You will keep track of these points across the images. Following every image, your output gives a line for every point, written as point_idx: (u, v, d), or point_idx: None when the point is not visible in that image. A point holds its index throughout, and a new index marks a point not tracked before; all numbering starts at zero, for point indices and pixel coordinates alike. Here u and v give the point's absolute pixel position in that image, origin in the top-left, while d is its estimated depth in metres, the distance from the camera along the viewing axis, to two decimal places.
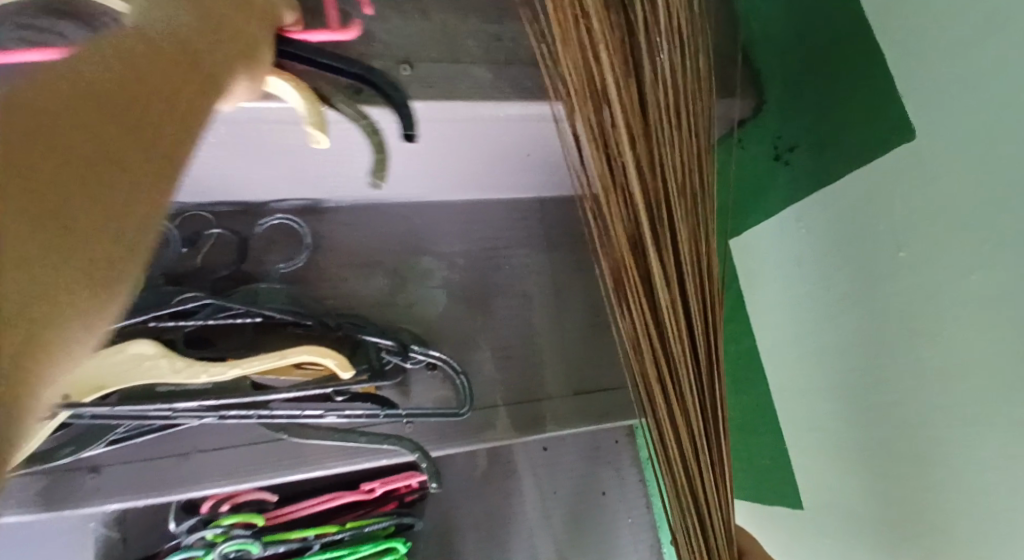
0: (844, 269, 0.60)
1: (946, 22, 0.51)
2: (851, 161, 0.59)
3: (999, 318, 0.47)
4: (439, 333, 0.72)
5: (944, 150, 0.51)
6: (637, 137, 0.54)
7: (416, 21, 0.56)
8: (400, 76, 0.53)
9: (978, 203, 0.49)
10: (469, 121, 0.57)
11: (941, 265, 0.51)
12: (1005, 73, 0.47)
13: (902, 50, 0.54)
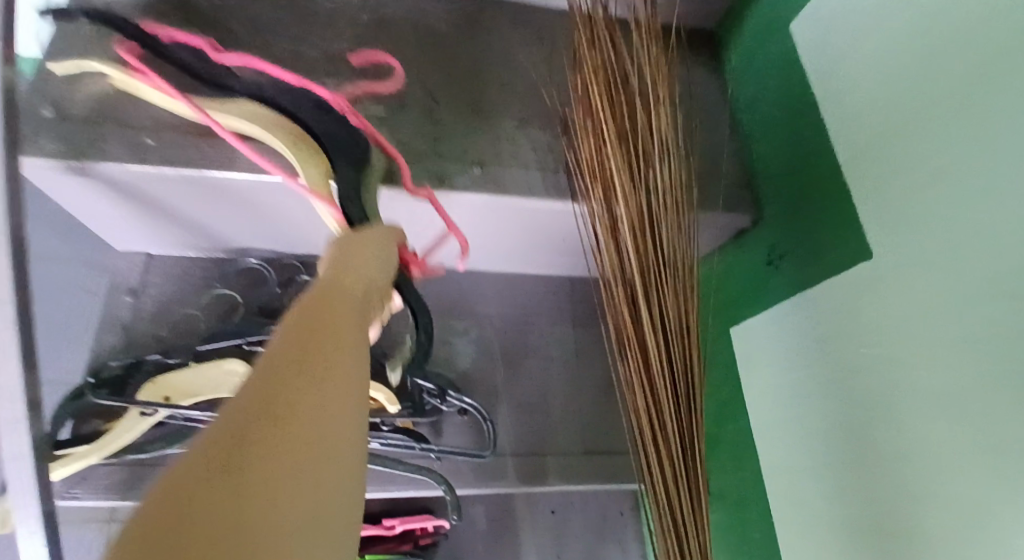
0: (829, 359, 0.65)
1: (903, 160, 0.58)
2: (827, 271, 0.65)
3: (953, 409, 0.52)
4: (470, 384, 0.82)
5: (907, 258, 0.57)
6: (637, 222, 0.63)
7: (483, 127, 0.70)
8: (471, 174, 0.66)
9: (939, 306, 0.54)
10: (520, 212, 0.70)
11: (912, 358, 0.56)
12: (944, 200, 0.54)
13: (868, 181, 0.61)
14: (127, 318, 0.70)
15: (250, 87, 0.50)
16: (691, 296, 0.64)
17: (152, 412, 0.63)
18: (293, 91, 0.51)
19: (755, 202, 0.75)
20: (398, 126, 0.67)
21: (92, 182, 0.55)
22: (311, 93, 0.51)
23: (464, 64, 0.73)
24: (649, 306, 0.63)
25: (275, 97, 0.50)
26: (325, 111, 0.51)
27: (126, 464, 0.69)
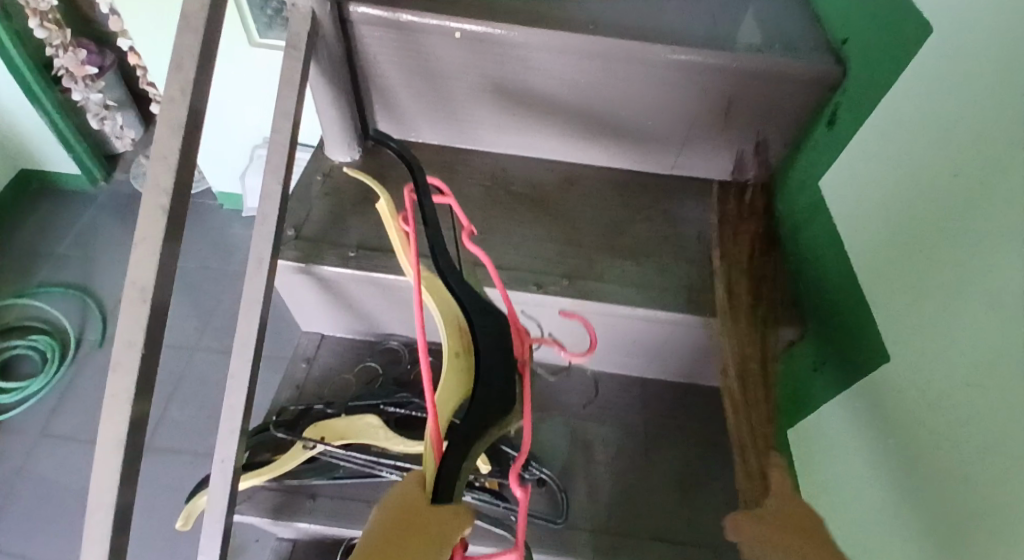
0: (888, 432, 0.67)
1: (934, 243, 0.62)
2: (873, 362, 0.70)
3: (996, 457, 0.52)
4: (554, 459, 0.92)
5: (948, 327, 0.59)
6: (724, 290, 0.76)
7: (562, 242, 0.83)
8: (557, 287, 0.78)
9: (976, 362, 0.55)
10: (604, 317, 0.80)
11: (957, 415, 0.57)
12: (955, 268, 0.59)
13: (911, 272, 0.65)
14: (301, 378, 0.94)
15: (465, 292, 0.67)
16: (762, 346, 0.73)
17: (311, 446, 0.83)
18: (486, 308, 0.66)
19: (804, 312, 0.80)
20: (502, 232, 0.83)
21: (307, 276, 0.81)
22: (499, 326, 0.65)
23: (551, 190, 0.89)
24: (744, 353, 0.72)
25: (474, 313, 0.66)
26: (499, 343, 0.63)
27: (279, 491, 0.87)
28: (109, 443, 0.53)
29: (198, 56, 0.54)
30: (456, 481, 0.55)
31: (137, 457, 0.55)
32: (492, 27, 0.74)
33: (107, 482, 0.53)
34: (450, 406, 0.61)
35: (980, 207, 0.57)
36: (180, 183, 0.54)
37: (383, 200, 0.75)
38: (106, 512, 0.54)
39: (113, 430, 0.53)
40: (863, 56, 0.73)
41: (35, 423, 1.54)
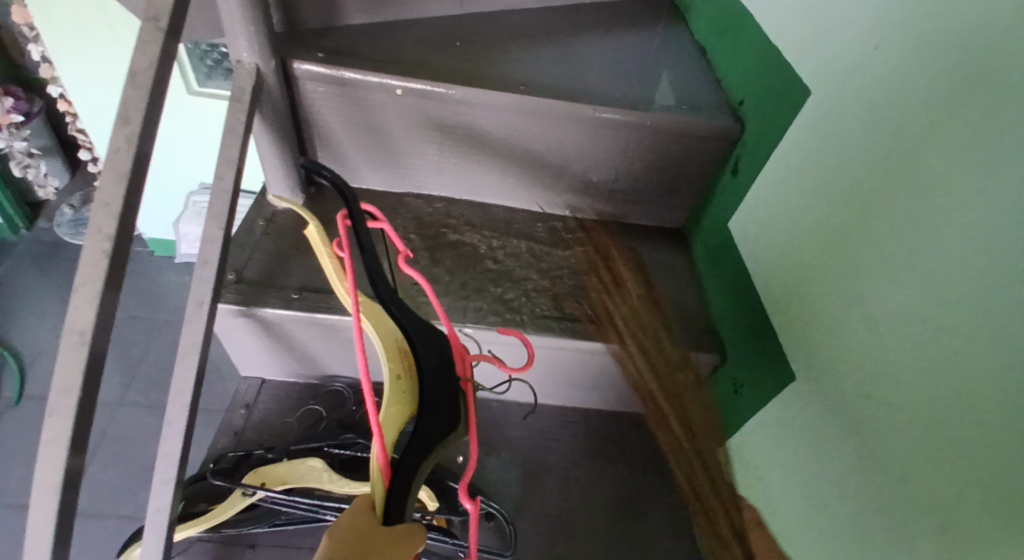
0: (801, 448, 0.73)
1: (825, 275, 0.70)
2: (780, 383, 0.77)
3: (900, 458, 0.59)
4: (500, 492, 0.93)
5: (844, 347, 0.66)
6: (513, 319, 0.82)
7: (500, 280, 0.87)
8: (497, 321, 0.82)
9: (872, 375, 0.62)
10: (543, 350, 0.84)
11: (861, 425, 0.63)
12: (848, 295, 0.67)
13: (807, 299, 0.72)
14: (239, 424, 0.93)
15: (403, 315, 0.69)
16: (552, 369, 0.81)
17: (251, 493, 0.81)
18: (426, 331, 0.68)
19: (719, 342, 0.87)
20: (444, 272, 0.87)
21: (248, 319, 0.81)
22: (442, 350, 0.68)
23: (486, 233, 0.93)
24: None
25: (416, 337, 0.68)
26: (442, 368, 0.67)
27: (217, 541, 0.85)
28: (41, 489, 0.53)
29: (145, 109, 0.57)
30: (406, 502, 0.58)
31: (72, 504, 0.54)
32: (429, 85, 0.79)
33: (39, 531, 0.52)
34: (395, 424, 0.66)
35: (864, 240, 0.65)
36: (124, 229, 0.56)
37: (314, 226, 0.77)
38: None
39: (46, 476, 0.53)
40: (759, 115, 0.82)
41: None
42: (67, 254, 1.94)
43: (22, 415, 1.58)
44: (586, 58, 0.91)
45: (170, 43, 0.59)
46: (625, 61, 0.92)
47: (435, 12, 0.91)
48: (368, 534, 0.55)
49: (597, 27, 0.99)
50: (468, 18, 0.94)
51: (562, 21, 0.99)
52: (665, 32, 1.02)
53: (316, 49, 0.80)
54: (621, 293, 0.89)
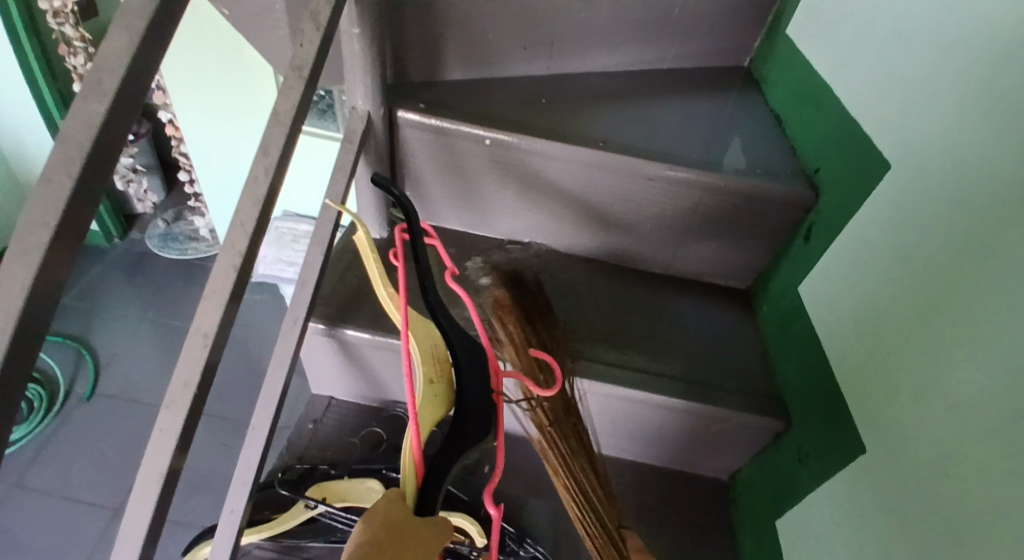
0: (869, 522, 0.71)
1: (902, 348, 0.70)
2: (848, 455, 0.76)
3: (974, 536, 0.58)
4: (545, 535, 0.94)
5: (921, 421, 0.66)
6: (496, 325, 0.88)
7: (565, 325, 0.91)
8: (563, 364, 0.85)
9: (951, 450, 0.62)
10: (603, 395, 0.86)
11: (936, 501, 0.62)
12: (927, 368, 0.66)
13: (882, 371, 0.72)
14: (306, 438, 0.99)
15: (451, 327, 0.75)
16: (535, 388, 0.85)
17: (312, 506, 0.86)
18: (470, 343, 0.75)
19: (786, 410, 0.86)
20: (514, 313, 0.91)
21: (330, 339, 0.88)
22: (481, 361, 0.74)
23: (557, 280, 0.97)
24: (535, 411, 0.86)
25: (459, 346, 0.74)
26: (481, 377, 0.72)
27: (273, 550, 0.89)
28: (152, 471, 0.59)
29: (281, 145, 0.65)
30: (438, 495, 0.64)
31: (174, 488, 0.60)
32: (519, 138, 0.85)
33: (143, 509, 0.58)
34: (429, 423, 0.72)
35: (946, 314, 0.65)
36: (251, 247, 0.64)
37: (363, 232, 0.81)
38: (141, 536, 0.58)
39: (157, 461, 0.59)
40: (835, 185, 0.84)
41: (12, 471, 1.56)
42: (154, 265, 2.11)
43: (97, 409, 1.70)
44: (664, 121, 0.95)
45: (308, 90, 0.67)
46: (702, 125, 0.96)
47: (528, 71, 0.99)
48: (409, 521, 0.59)
49: (675, 92, 1.04)
50: (557, 78, 1.00)
51: (643, 85, 1.04)
52: (743, 101, 1.05)
53: (418, 100, 0.88)
54: (687, 349, 0.90)
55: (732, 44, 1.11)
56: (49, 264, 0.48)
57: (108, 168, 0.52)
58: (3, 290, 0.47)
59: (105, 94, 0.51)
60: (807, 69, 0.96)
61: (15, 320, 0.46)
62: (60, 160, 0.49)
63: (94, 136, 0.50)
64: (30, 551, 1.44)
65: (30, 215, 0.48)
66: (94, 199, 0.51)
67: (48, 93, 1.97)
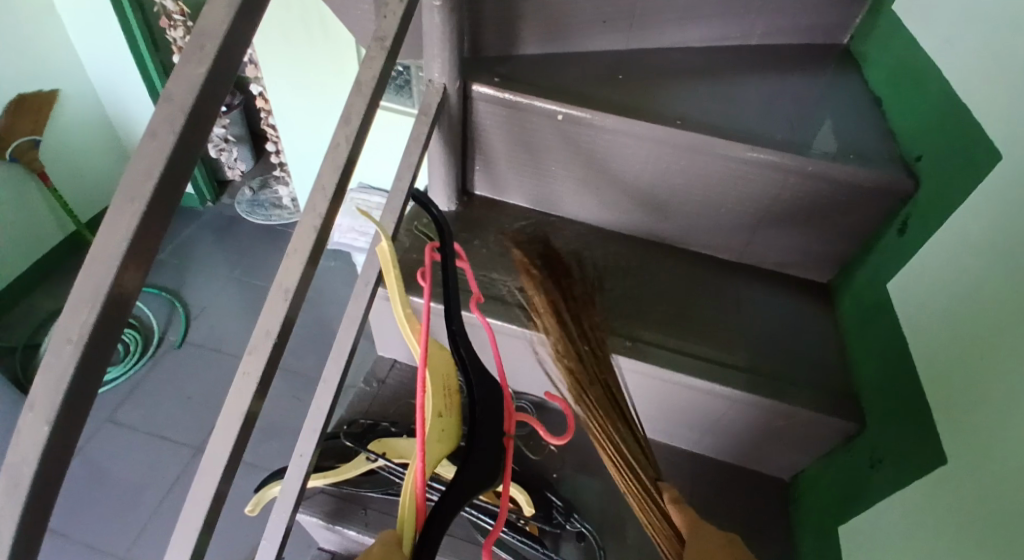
0: (943, 536, 0.66)
1: (1003, 352, 0.64)
2: (926, 465, 0.71)
3: None
4: (595, 514, 0.92)
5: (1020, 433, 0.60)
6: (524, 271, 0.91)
7: (628, 308, 0.88)
8: (622, 346, 0.83)
9: None
10: (661, 381, 0.84)
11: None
12: None
13: (978, 376, 0.67)
14: (372, 394, 1.03)
15: (469, 357, 0.73)
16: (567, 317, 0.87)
17: (373, 459, 0.89)
18: (485, 377, 0.72)
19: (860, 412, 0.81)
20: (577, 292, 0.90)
21: None
22: (495, 400, 0.71)
23: (624, 263, 0.94)
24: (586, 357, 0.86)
25: (474, 381, 0.71)
26: (492, 416, 0.70)
27: (334, 496, 0.92)
28: (233, 413, 0.62)
29: (363, 113, 0.66)
30: (434, 545, 0.63)
31: (251, 431, 0.63)
32: (593, 115, 0.84)
33: (222, 447, 0.62)
34: (435, 460, 0.71)
35: None
36: (331, 210, 0.66)
37: (386, 244, 0.74)
38: (216, 472, 0.62)
39: (239, 403, 0.62)
40: (937, 174, 0.78)
41: (107, 406, 1.74)
42: (240, 229, 2.24)
43: (185, 357, 1.86)
44: (748, 100, 0.91)
45: (389, 61, 0.68)
46: (790, 106, 0.91)
47: (611, 47, 0.96)
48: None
49: (763, 69, 0.99)
50: (636, 54, 0.97)
51: (728, 61, 0.99)
52: (837, 81, 0.98)
53: (493, 74, 0.87)
54: (756, 341, 0.86)
55: (830, 18, 1.04)
56: (153, 213, 0.51)
57: (208, 127, 0.54)
58: (112, 234, 0.50)
59: (206, 57, 0.53)
60: (912, 49, 0.89)
61: (121, 262, 0.49)
62: (165, 117, 0.52)
63: (196, 96, 0.52)
64: (121, 481, 1.60)
65: (136, 166, 0.51)
66: (194, 154, 0.53)
67: (150, 63, 2.10)
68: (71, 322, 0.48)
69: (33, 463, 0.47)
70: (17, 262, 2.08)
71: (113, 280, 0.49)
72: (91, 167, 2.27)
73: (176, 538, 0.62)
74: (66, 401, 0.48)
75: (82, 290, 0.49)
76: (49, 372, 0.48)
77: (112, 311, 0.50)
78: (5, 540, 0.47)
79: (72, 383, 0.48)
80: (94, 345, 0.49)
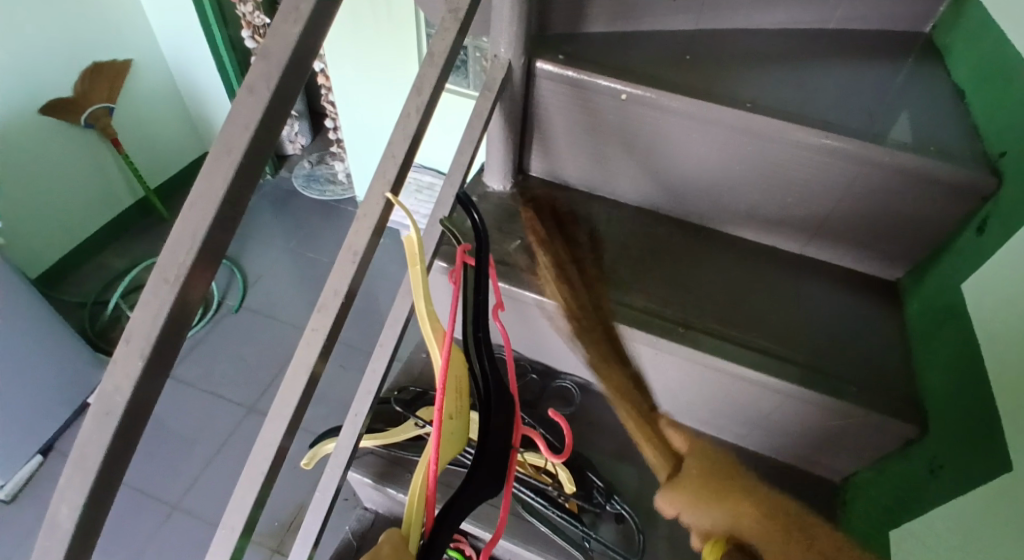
0: (1007, 542, 0.63)
1: None
2: (988, 468, 0.69)
3: None
4: (633, 494, 0.92)
5: None
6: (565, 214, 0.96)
7: (683, 295, 0.87)
8: (675, 333, 0.82)
9: None
10: (717, 372, 0.83)
11: None
12: None
13: None
14: (422, 362, 1.06)
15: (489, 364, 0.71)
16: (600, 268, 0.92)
17: (421, 426, 0.91)
18: (501, 390, 0.72)
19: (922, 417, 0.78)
20: (632, 280, 0.88)
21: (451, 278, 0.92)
22: (508, 413, 0.72)
23: (680, 251, 0.93)
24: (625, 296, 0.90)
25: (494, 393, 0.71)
26: (505, 432, 0.71)
27: (379, 457, 0.94)
28: (300, 368, 0.65)
29: (434, 83, 0.67)
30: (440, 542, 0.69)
31: (315, 385, 0.66)
32: (661, 97, 0.82)
33: (289, 398, 0.65)
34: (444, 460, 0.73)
35: None
36: (399, 177, 0.67)
37: (415, 232, 0.68)
38: (282, 421, 0.65)
39: (306, 356, 0.65)
40: (1023, 171, 0.73)
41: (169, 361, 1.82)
42: (297, 202, 2.31)
43: (241, 321, 1.93)
44: (818, 85, 0.88)
45: (462, 33, 0.68)
46: (865, 94, 0.87)
47: (679, 27, 0.94)
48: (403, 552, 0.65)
49: (838, 55, 0.95)
50: (703, 34, 0.95)
51: (800, 46, 0.96)
52: (915, 70, 0.94)
53: (558, 52, 0.86)
54: (814, 335, 0.83)
55: (912, 5, 0.99)
56: (247, 167, 0.53)
57: (301, 87, 0.56)
58: (210, 185, 0.52)
59: (300, 19, 0.54)
60: (1002, 36, 0.84)
61: (218, 210, 0.52)
62: (262, 74, 0.53)
63: (291, 57, 0.53)
64: (178, 433, 1.68)
65: (234, 121, 0.52)
66: (288, 112, 0.55)
67: (218, 36, 2.16)
68: (169, 264, 0.51)
69: (125, 395, 0.50)
70: (88, 222, 2.19)
71: (208, 228, 0.51)
72: (161, 135, 2.36)
73: (242, 481, 0.64)
74: (159, 337, 0.51)
75: (179, 236, 0.51)
76: (145, 311, 0.51)
77: (206, 258, 0.52)
78: (95, 465, 0.50)
79: (165, 323, 0.51)
80: (187, 288, 0.51)
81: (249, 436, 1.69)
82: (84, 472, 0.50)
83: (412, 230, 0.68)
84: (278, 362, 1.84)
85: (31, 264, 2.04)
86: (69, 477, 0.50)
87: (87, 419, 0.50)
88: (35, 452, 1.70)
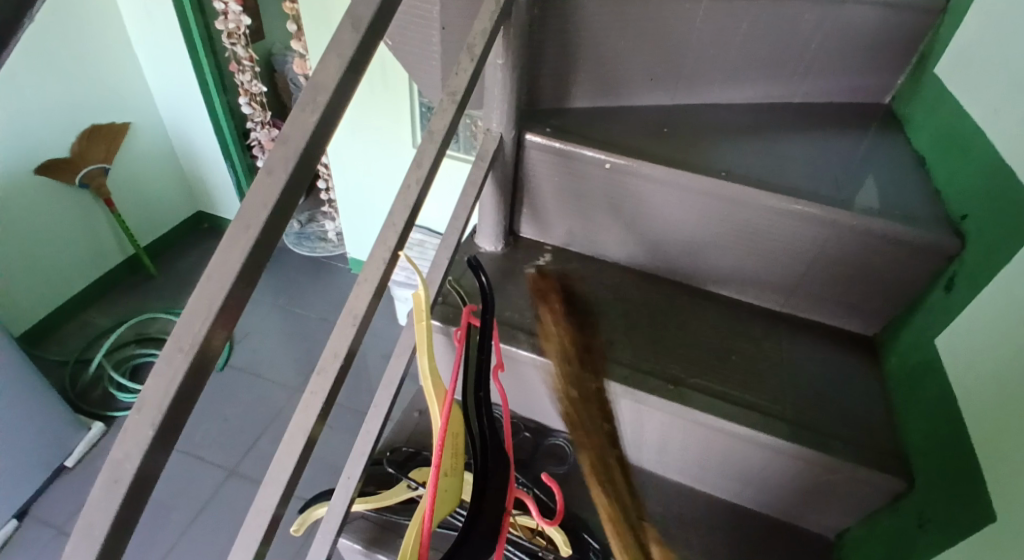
0: None
1: None
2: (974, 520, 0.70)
3: None
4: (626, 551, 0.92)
5: None
6: (560, 273, 1.00)
7: (671, 352, 0.89)
8: (663, 390, 0.84)
9: None
10: (705, 427, 0.84)
11: None
12: None
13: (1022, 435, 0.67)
14: (414, 423, 1.06)
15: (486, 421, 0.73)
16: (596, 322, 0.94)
17: (414, 487, 0.92)
18: (495, 447, 0.74)
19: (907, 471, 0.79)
20: (621, 337, 0.91)
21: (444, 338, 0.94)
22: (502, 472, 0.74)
23: (668, 309, 0.96)
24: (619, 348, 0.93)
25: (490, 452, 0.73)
26: (498, 490, 0.73)
27: (369, 522, 0.94)
28: (300, 429, 0.66)
29: (433, 158, 0.72)
30: None
31: (313, 447, 0.67)
32: (643, 165, 0.87)
33: (288, 460, 0.66)
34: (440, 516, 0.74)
35: None
36: (399, 245, 0.70)
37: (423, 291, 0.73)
38: (281, 484, 0.65)
39: (305, 419, 0.66)
40: (985, 234, 0.78)
41: None
42: (289, 260, 2.34)
43: (231, 380, 1.93)
44: (790, 155, 0.93)
45: (460, 112, 0.73)
46: (834, 163, 0.93)
47: (660, 100, 1.00)
48: None
49: (807, 126, 1.01)
50: (682, 108, 1.01)
51: (771, 117, 1.02)
52: (879, 139, 1.00)
53: (547, 124, 0.92)
54: (798, 391, 0.86)
55: (873, 79, 1.06)
56: (262, 241, 0.56)
57: (314, 166, 0.60)
58: (227, 257, 0.54)
59: (315, 108, 0.58)
60: (958, 112, 0.90)
61: (234, 281, 0.54)
62: (280, 157, 0.57)
63: (307, 141, 0.57)
64: (163, 496, 1.65)
65: (251, 199, 0.56)
66: (302, 189, 0.59)
67: (217, 101, 2.24)
68: (184, 334, 0.53)
69: (135, 461, 0.51)
70: (75, 280, 2.20)
71: (224, 299, 0.54)
72: (156, 195, 2.41)
73: (238, 546, 0.65)
74: (171, 404, 0.52)
75: (195, 306, 0.54)
76: (158, 379, 0.52)
77: (218, 325, 0.54)
78: (101, 533, 0.51)
79: (178, 390, 0.52)
80: (201, 355, 0.53)
81: (235, 498, 1.66)
82: (90, 539, 0.51)
83: (421, 290, 0.72)
84: (266, 423, 1.83)
85: (16, 322, 2.03)
86: (74, 545, 0.51)
87: (96, 486, 0.51)
88: (10, 515, 1.66)
